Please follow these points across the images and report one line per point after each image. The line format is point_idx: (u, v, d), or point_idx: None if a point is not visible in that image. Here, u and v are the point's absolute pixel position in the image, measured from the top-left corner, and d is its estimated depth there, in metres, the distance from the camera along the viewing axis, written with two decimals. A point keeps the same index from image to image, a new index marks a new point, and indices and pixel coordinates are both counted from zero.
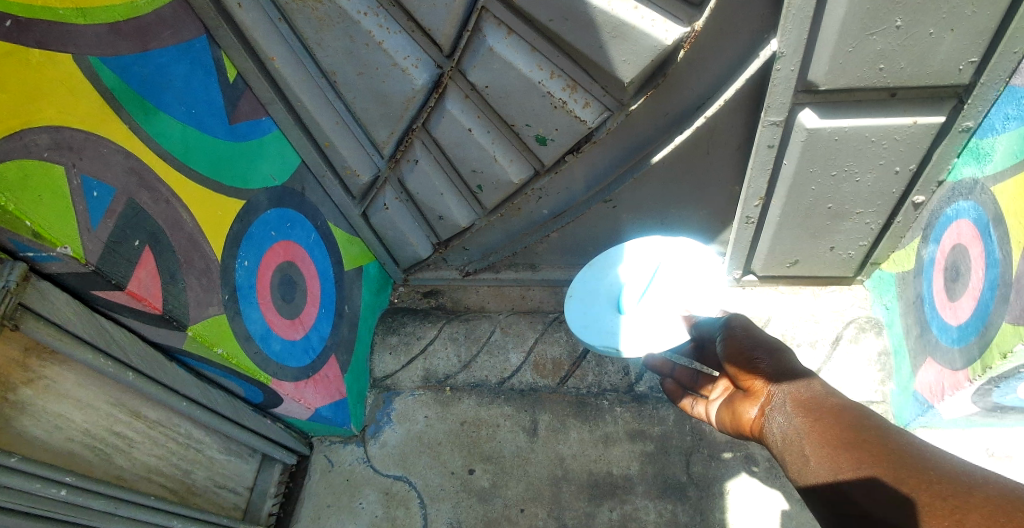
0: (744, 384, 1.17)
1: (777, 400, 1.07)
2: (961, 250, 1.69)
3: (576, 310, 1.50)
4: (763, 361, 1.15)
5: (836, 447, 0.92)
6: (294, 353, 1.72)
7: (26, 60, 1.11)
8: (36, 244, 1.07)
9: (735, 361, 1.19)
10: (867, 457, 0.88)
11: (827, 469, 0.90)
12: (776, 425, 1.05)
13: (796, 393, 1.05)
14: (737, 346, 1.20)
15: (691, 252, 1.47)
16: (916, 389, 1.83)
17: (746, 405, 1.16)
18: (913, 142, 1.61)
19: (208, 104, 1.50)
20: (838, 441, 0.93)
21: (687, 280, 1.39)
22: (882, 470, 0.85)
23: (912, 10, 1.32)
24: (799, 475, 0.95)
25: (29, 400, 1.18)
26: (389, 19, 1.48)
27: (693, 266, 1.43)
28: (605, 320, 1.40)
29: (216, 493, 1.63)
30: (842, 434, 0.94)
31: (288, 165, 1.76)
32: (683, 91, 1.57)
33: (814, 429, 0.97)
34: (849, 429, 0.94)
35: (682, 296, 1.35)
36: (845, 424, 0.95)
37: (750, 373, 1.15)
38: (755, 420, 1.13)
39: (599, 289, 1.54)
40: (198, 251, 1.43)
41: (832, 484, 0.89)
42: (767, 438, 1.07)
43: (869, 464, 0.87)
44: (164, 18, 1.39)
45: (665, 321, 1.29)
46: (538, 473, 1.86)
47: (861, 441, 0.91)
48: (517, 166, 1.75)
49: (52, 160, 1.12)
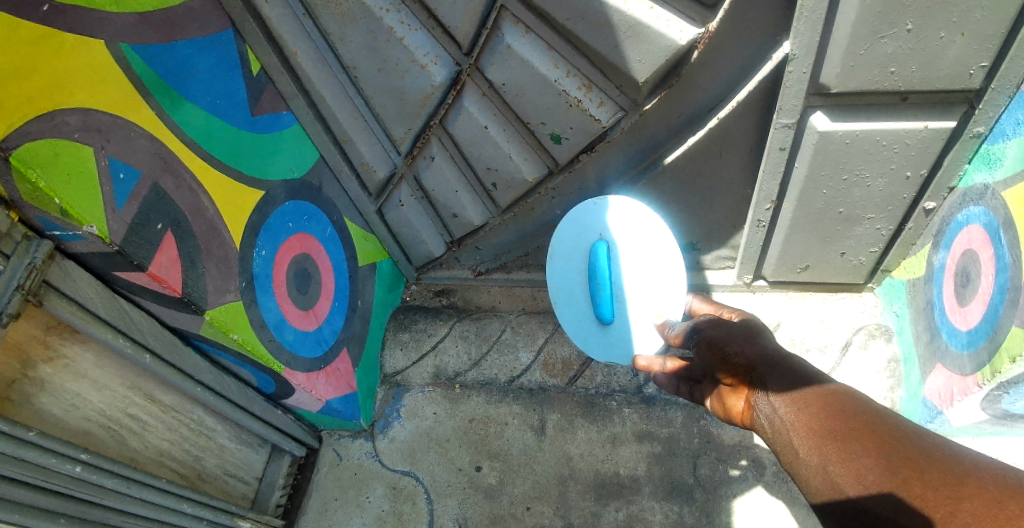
0: (723, 377, 1.08)
1: (760, 390, 0.99)
2: (972, 255, 1.70)
3: (568, 318, 1.67)
4: (738, 351, 1.06)
5: (825, 437, 0.84)
6: (306, 344, 1.74)
7: (61, 45, 1.16)
8: (62, 222, 1.11)
9: (710, 358, 1.10)
10: (857, 446, 0.80)
11: (818, 461, 0.83)
12: (765, 415, 0.97)
13: (785, 380, 0.96)
14: (710, 341, 1.13)
15: (645, 234, 1.61)
16: (926, 395, 1.83)
17: (733, 398, 1.05)
18: (924, 146, 1.63)
19: (232, 95, 1.55)
20: (826, 429, 0.85)
21: (647, 272, 1.58)
22: (872, 460, 0.77)
23: (922, 13, 1.34)
24: (795, 468, 0.88)
25: (47, 377, 1.21)
26: (411, 15, 1.52)
27: (651, 250, 1.60)
28: (597, 328, 1.61)
29: (225, 481, 1.65)
30: (830, 422, 0.85)
31: (308, 159, 1.80)
32: (697, 92, 1.58)
33: (801, 418, 0.89)
34: (838, 415, 0.86)
35: (646, 291, 1.55)
36: (834, 410, 0.87)
37: (726, 367, 1.06)
38: (744, 412, 1.03)
39: (578, 290, 1.66)
40: (218, 237, 1.46)
41: (823, 478, 0.81)
42: (762, 431, 0.98)
43: (859, 454, 0.79)
44: (193, 10, 1.45)
45: (638, 328, 1.53)
46: (545, 471, 1.87)
47: (851, 429, 0.83)
48: (531, 165, 1.78)
49: (82, 142, 1.16)
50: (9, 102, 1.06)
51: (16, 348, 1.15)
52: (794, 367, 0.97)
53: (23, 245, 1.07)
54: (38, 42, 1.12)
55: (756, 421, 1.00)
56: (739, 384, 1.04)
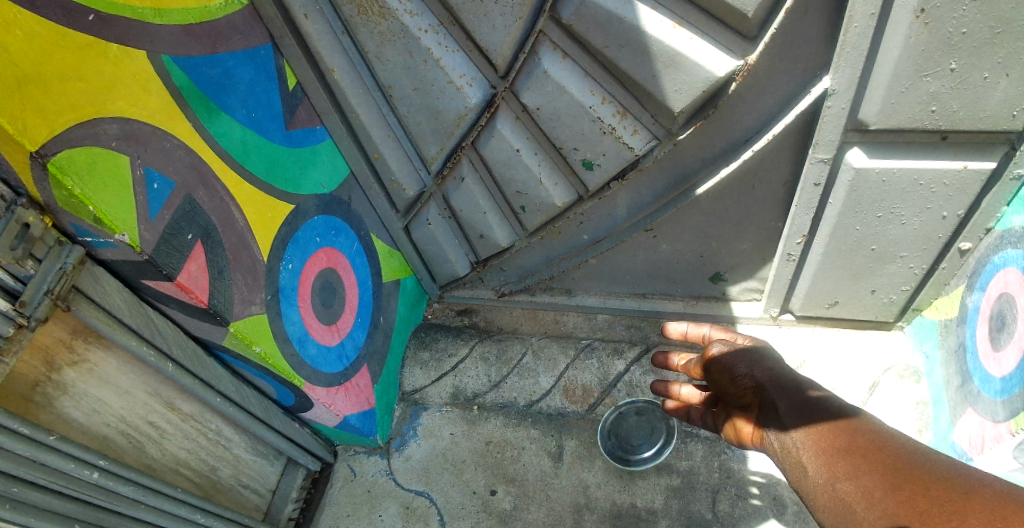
0: (734, 398, 1.14)
1: (767, 409, 1.07)
2: (1007, 299, 1.66)
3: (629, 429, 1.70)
4: (744, 372, 1.12)
5: (832, 454, 0.93)
6: (328, 359, 1.74)
7: (104, 54, 1.17)
8: (95, 229, 1.12)
9: (720, 380, 1.17)
10: (863, 464, 0.89)
11: (826, 478, 0.92)
12: (771, 434, 1.05)
13: (788, 398, 1.05)
14: (718, 364, 1.18)
15: None
16: (955, 440, 1.78)
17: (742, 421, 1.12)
18: (962, 187, 1.60)
19: (268, 109, 1.57)
20: (833, 447, 0.94)
21: None
22: (879, 477, 0.86)
23: (967, 53, 1.32)
24: (802, 485, 0.96)
25: (71, 381, 1.22)
26: (448, 37, 1.53)
27: None
28: None
29: (239, 493, 1.64)
30: (838, 440, 0.94)
31: (338, 174, 1.81)
32: (733, 124, 1.57)
33: (809, 436, 0.97)
34: (846, 436, 0.94)
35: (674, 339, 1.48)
36: (840, 429, 0.95)
37: (735, 388, 1.12)
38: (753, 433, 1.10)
39: None
40: (247, 250, 1.46)
41: (831, 493, 0.90)
42: (767, 449, 1.05)
43: (866, 471, 0.88)
44: (235, 24, 1.47)
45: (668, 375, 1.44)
46: (561, 498, 1.84)
47: (857, 447, 0.92)
48: (562, 190, 1.78)
49: (119, 150, 1.17)
50: (50, 108, 1.07)
51: (43, 351, 1.16)
52: (801, 389, 1.05)
53: (55, 250, 1.09)
54: (84, 51, 1.13)
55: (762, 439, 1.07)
56: (748, 403, 1.11)
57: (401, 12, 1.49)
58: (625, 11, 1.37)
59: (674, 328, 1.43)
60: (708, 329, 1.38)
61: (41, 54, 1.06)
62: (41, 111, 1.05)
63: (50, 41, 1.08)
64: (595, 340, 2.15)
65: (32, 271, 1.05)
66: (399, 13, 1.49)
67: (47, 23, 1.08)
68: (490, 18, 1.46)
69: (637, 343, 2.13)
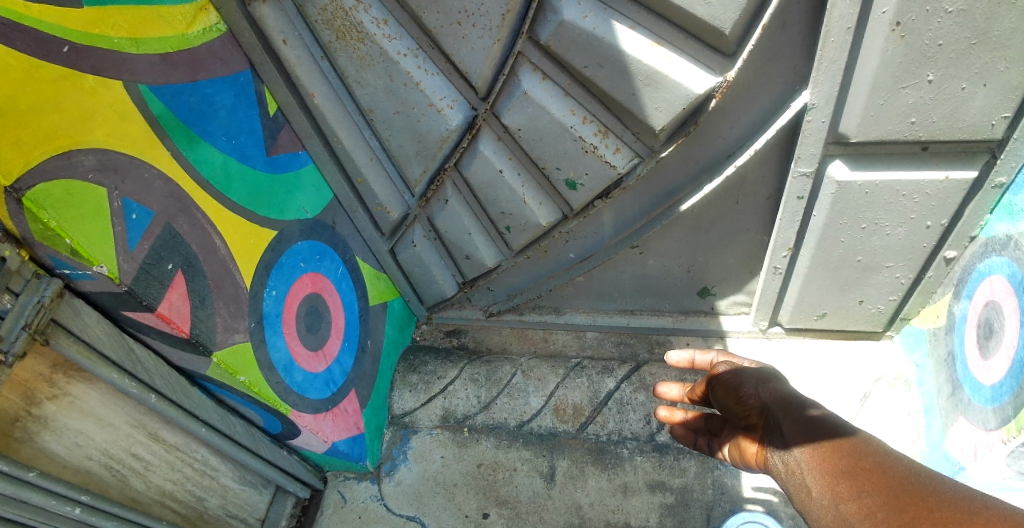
0: (740, 420, 1.18)
1: (772, 427, 1.09)
2: (995, 307, 1.66)
3: None
4: (751, 394, 1.17)
5: (836, 476, 0.92)
6: (315, 385, 1.72)
7: (81, 84, 1.16)
8: (73, 261, 1.11)
9: (730, 402, 1.21)
10: (866, 485, 0.88)
11: (829, 499, 0.91)
12: (774, 455, 1.06)
13: (791, 420, 1.06)
14: (726, 386, 1.23)
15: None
16: (948, 449, 1.76)
17: (747, 440, 1.16)
18: (946, 196, 1.61)
19: (250, 136, 1.56)
20: (838, 469, 0.93)
21: None
22: (882, 499, 0.85)
23: (945, 65, 1.33)
24: (805, 506, 0.95)
25: (52, 415, 1.19)
26: (428, 60, 1.53)
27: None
28: None
29: (227, 522, 1.61)
30: (842, 461, 0.93)
31: (322, 198, 1.80)
32: (715, 140, 1.58)
33: (813, 457, 0.97)
34: (850, 455, 0.94)
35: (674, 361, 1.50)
36: (845, 450, 0.94)
37: (741, 408, 1.17)
38: (760, 454, 1.11)
39: None
40: (230, 277, 1.45)
41: (834, 515, 0.89)
42: (770, 468, 1.07)
43: (869, 492, 0.87)
44: (214, 50, 1.46)
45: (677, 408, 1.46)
46: (555, 519, 1.82)
47: (862, 468, 0.91)
48: (547, 210, 1.78)
49: (96, 182, 1.15)
50: (26, 141, 1.06)
51: (22, 386, 1.13)
52: (800, 410, 1.07)
53: (32, 283, 1.06)
54: (60, 82, 1.12)
55: (767, 462, 1.08)
56: (752, 424, 1.15)
57: (381, 37, 1.49)
58: (603, 31, 1.38)
59: (675, 356, 1.42)
60: (714, 354, 1.36)
61: (16, 87, 1.05)
62: (17, 144, 1.05)
63: (23, 73, 1.06)
64: (584, 359, 2.14)
65: (9, 305, 1.02)
66: (379, 37, 1.49)
67: (22, 55, 1.06)
68: (469, 40, 1.45)
69: (626, 361, 2.12)
